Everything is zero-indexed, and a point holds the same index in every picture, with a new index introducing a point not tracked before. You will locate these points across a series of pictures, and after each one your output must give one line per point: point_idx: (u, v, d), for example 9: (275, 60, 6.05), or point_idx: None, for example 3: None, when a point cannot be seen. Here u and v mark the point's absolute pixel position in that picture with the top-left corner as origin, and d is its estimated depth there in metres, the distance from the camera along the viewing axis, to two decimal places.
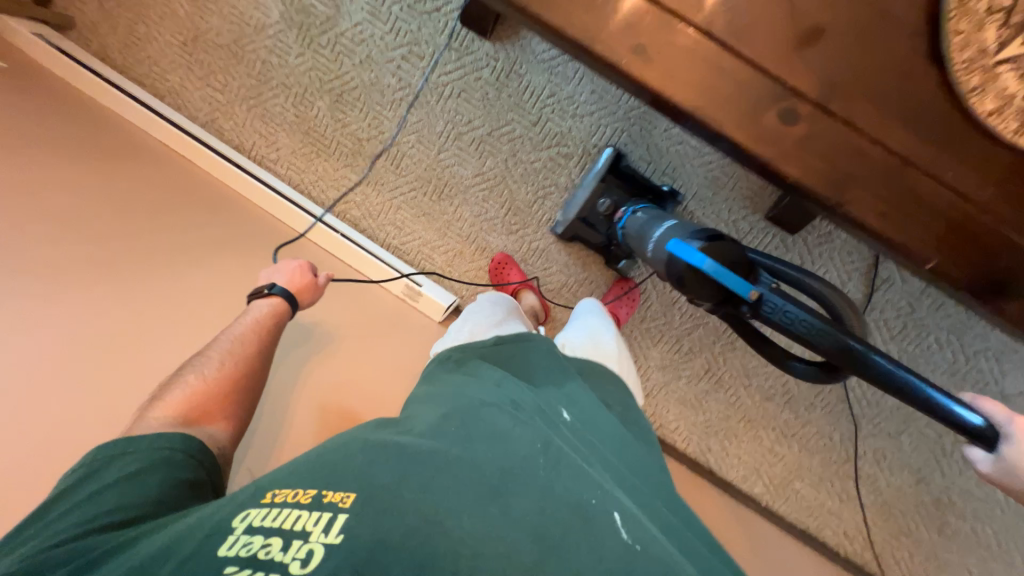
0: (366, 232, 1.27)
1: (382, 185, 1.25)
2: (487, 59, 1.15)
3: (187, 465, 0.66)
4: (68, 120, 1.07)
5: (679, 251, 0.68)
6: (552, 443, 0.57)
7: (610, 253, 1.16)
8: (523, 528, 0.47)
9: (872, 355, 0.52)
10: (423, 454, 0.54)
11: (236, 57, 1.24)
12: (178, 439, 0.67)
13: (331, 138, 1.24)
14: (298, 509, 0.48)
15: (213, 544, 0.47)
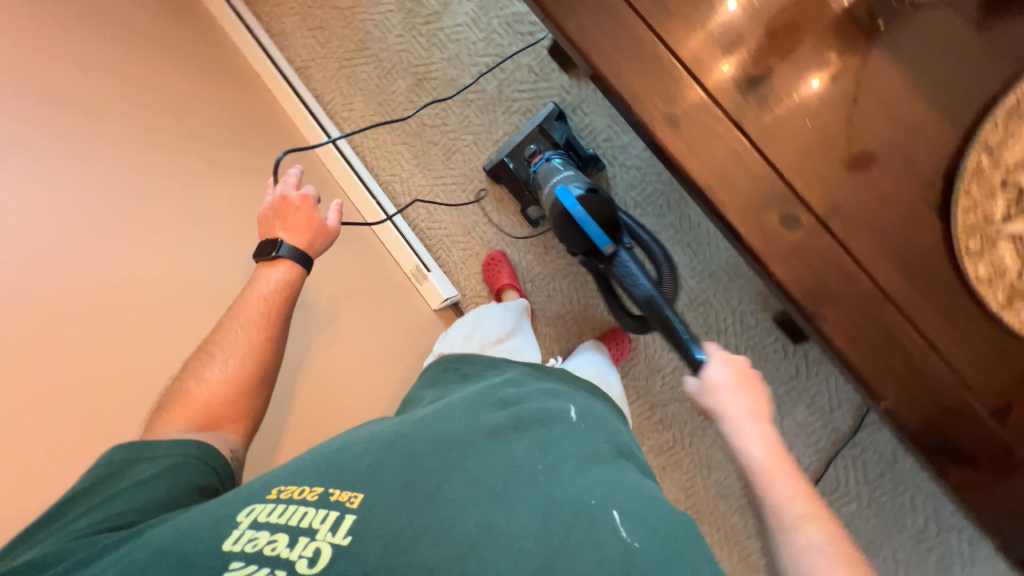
0: (400, 207, 1.35)
1: (430, 170, 1.34)
2: (562, 91, 1.22)
3: (200, 471, 0.62)
4: (187, 32, 1.21)
5: (563, 196, 0.96)
6: (548, 452, 0.63)
7: (524, 198, 1.21)
8: (527, 528, 0.52)
9: (650, 291, 0.85)
10: (422, 462, 0.59)
11: (345, 21, 1.37)
12: (194, 446, 0.63)
13: (400, 115, 1.34)
14: (305, 504, 0.53)
15: (219, 533, 0.50)
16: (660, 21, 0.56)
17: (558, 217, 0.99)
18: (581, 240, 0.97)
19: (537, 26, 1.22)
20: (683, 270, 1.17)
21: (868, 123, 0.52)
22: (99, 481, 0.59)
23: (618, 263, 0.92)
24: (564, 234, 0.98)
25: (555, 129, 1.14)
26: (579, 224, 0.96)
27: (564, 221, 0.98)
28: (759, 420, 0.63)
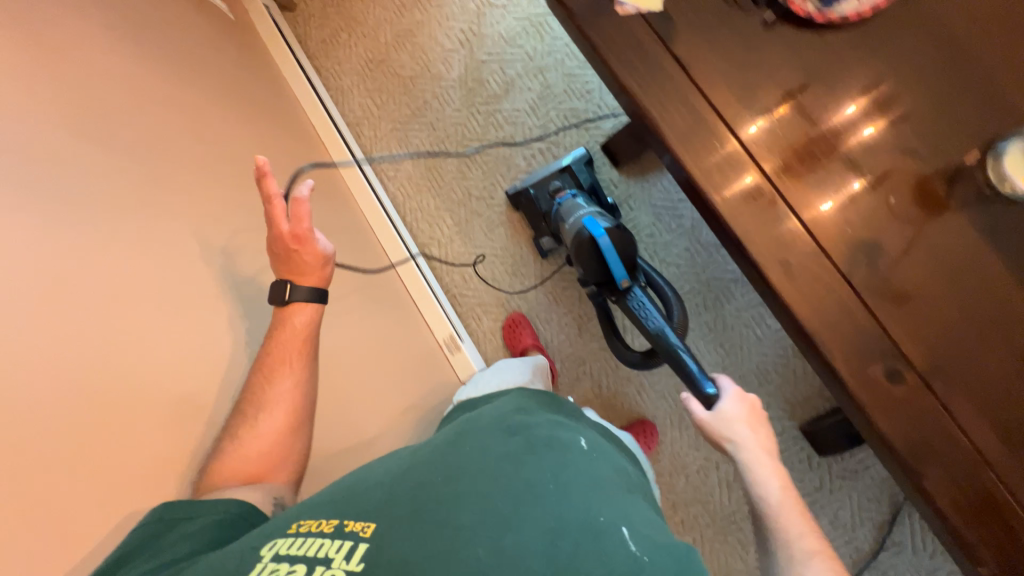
0: (436, 271, 1.35)
1: (470, 238, 1.35)
2: (609, 184, 1.28)
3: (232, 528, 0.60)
4: (255, 81, 1.23)
5: (590, 225, 1.00)
6: (558, 467, 0.59)
7: (539, 229, 1.26)
8: (536, 549, 0.48)
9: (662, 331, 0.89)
10: (432, 485, 0.56)
11: (405, 89, 1.41)
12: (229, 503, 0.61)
13: (447, 182, 1.37)
14: (321, 537, 0.51)
15: (248, 566, 0.50)
16: (776, 172, 0.60)
17: (580, 241, 1.01)
18: (599, 266, 1.00)
19: (592, 121, 1.29)
20: (713, 368, 1.20)
21: (968, 295, 0.56)
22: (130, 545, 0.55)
23: (634, 298, 0.95)
24: (585, 259, 1.01)
25: (580, 172, 1.22)
26: (602, 252, 0.98)
27: (588, 247, 1.00)
28: (771, 456, 0.67)
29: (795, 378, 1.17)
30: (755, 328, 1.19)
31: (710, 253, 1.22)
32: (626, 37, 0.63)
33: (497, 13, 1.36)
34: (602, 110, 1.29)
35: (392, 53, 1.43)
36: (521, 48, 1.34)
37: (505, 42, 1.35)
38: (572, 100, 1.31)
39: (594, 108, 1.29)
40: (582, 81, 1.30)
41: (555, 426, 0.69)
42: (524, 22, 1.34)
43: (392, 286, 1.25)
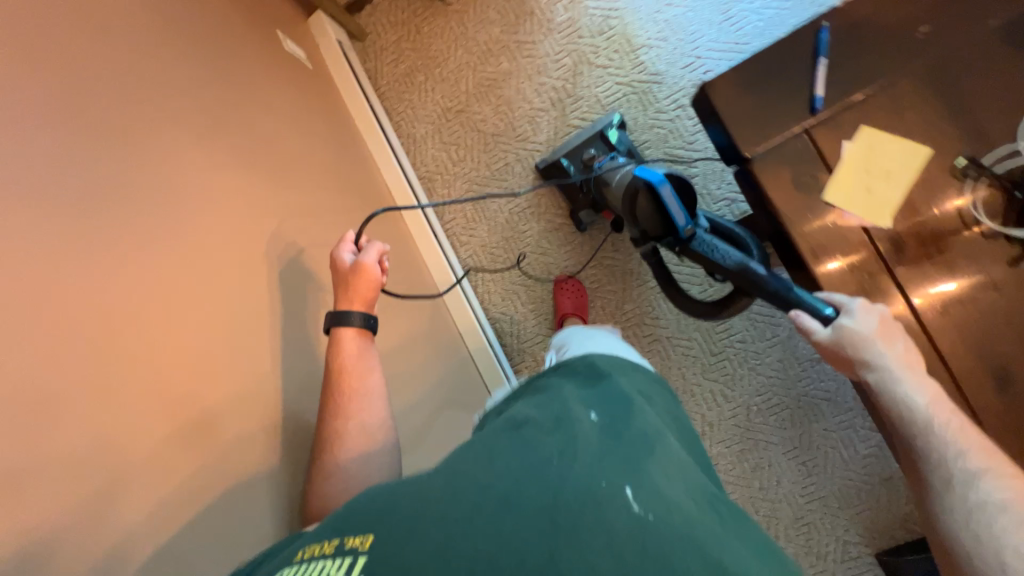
0: (506, 349, 1.28)
1: (543, 317, 1.27)
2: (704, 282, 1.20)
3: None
4: (334, 142, 1.12)
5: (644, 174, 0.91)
6: (567, 432, 0.50)
7: (576, 202, 1.21)
8: (542, 522, 0.41)
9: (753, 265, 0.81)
10: (425, 489, 0.45)
11: (485, 146, 1.29)
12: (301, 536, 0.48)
13: (524, 255, 1.28)
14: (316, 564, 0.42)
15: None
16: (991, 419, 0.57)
17: (634, 191, 0.92)
18: (656, 213, 0.91)
19: None
20: (793, 485, 1.17)
21: None
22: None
23: (700, 241, 0.88)
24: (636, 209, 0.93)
25: (617, 137, 1.14)
26: (659, 199, 0.90)
27: (643, 195, 0.91)
28: (914, 367, 0.56)
29: (878, 506, 1.13)
30: (842, 451, 1.15)
31: (803, 367, 1.16)
32: (830, 241, 0.59)
33: (596, 74, 1.22)
34: (705, 199, 1.18)
35: (473, 104, 1.30)
36: (620, 117, 1.21)
37: (602, 108, 1.22)
38: None
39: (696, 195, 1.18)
40: (685, 164, 1.19)
41: (563, 391, 0.58)
42: (627, 88, 1.21)
43: (464, 371, 1.18)
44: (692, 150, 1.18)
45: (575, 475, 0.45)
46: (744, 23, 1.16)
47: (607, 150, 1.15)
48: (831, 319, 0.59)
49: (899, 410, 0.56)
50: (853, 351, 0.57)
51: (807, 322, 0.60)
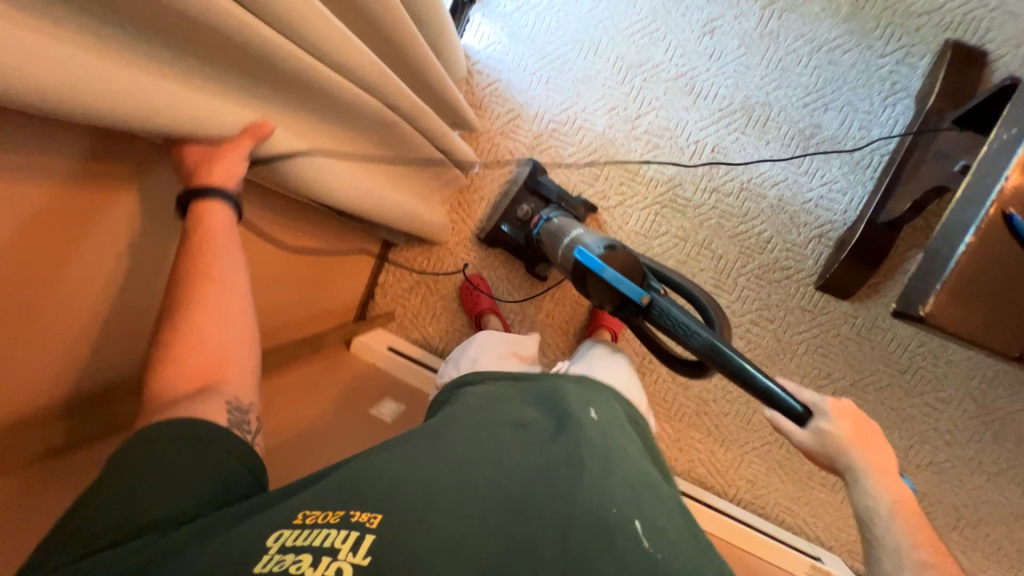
0: (714, 488, 1.23)
1: (731, 442, 1.22)
2: (847, 316, 1.15)
3: (163, 435, 0.50)
4: None
5: (584, 259, 0.90)
6: (573, 455, 0.56)
7: (529, 259, 1.22)
8: (547, 533, 0.46)
9: (720, 343, 0.73)
10: (445, 481, 0.50)
11: (568, 334, 1.28)
12: (229, 405, 0.56)
13: (670, 399, 1.23)
14: (326, 529, 0.43)
15: (245, 562, 0.40)
16: None
17: (581, 278, 0.90)
18: (609, 293, 0.88)
19: (790, 268, 1.15)
20: None
21: None
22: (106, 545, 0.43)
23: (663, 301, 0.82)
24: (592, 293, 0.89)
25: (543, 185, 1.16)
26: (608, 282, 0.87)
27: (589, 280, 0.89)
28: (884, 471, 0.57)
29: None
30: None
31: None
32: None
33: (618, 214, 1.20)
34: (794, 251, 1.15)
35: (535, 308, 1.29)
36: (667, 234, 1.18)
37: (647, 239, 1.19)
38: (759, 257, 1.16)
39: (784, 253, 1.15)
40: (755, 233, 1.16)
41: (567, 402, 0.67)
42: (654, 207, 1.18)
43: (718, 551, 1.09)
44: (750, 219, 1.16)
45: (587, 496, 0.51)
46: (717, 88, 1.14)
47: (540, 201, 1.18)
48: (807, 423, 0.62)
49: (860, 508, 0.56)
50: (816, 450, 0.60)
51: (790, 423, 0.62)
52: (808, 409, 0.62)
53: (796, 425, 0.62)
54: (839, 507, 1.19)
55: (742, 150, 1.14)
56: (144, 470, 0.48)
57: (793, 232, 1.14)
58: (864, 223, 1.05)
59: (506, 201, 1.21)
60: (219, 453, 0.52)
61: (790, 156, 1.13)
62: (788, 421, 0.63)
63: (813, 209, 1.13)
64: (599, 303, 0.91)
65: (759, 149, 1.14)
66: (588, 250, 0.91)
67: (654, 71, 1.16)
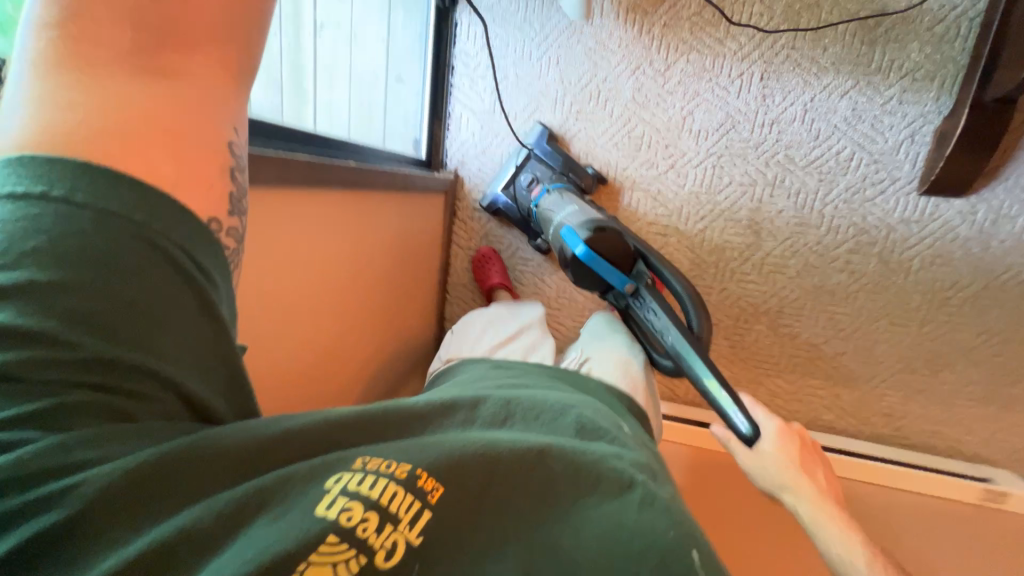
0: (848, 431, 1.15)
1: (857, 379, 1.13)
2: (965, 214, 1.00)
3: (104, 266, 0.37)
4: None
5: (569, 239, 0.93)
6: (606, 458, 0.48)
7: (529, 230, 1.19)
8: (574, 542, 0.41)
9: (692, 350, 0.84)
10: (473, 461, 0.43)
11: None
12: (197, 220, 0.41)
13: (777, 353, 1.16)
14: (389, 483, 0.39)
15: (307, 501, 0.37)
16: None
17: (567, 258, 0.95)
18: (595, 279, 0.95)
19: (882, 181, 1.02)
20: None
21: None
22: (81, 416, 0.36)
23: (647, 293, 0.91)
24: (575, 275, 0.96)
25: (552, 154, 1.11)
26: (595, 268, 0.92)
27: (574, 261, 0.94)
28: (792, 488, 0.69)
29: None
30: None
31: None
32: None
33: (672, 179, 1.10)
34: (884, 161, 1.01)
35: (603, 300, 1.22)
36: (732, 184, 1.08)
37: (711, 195, 1.09)
38: (842, 179, 1.03)
39: (872, 167, 1.02)
40: (833, 153, 1.02)
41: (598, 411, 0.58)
42: (709, 159, 1.08)
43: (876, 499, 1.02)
44: (824, 141, 1.02)
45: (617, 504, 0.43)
46: (750, 5, 1.00)
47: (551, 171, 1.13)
48: (752, 441, 0.75)
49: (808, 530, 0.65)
50: (756, 471, 0.74)
51: (740, 447, 0.76)
52: (754, 430, 0.75)
53: (744, 435, 0.76)
54: (998, 418, 1.08)
55: (796, 65, 1.01)
56: (98, 310, 0.37)
57: (878, 139, 1.00)
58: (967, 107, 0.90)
59: (511, 166, 1.16)
60: (197, 321, 0.41)
61: (855, 56, 0.98)
62: (737, 430, 0.77)
63: (896, 107, 0.98)
64: (580, 282, 0.97)
65: (817, 58, 1.00)
66: (574, 228, 0.93)
67: (674, 11, 1.04)
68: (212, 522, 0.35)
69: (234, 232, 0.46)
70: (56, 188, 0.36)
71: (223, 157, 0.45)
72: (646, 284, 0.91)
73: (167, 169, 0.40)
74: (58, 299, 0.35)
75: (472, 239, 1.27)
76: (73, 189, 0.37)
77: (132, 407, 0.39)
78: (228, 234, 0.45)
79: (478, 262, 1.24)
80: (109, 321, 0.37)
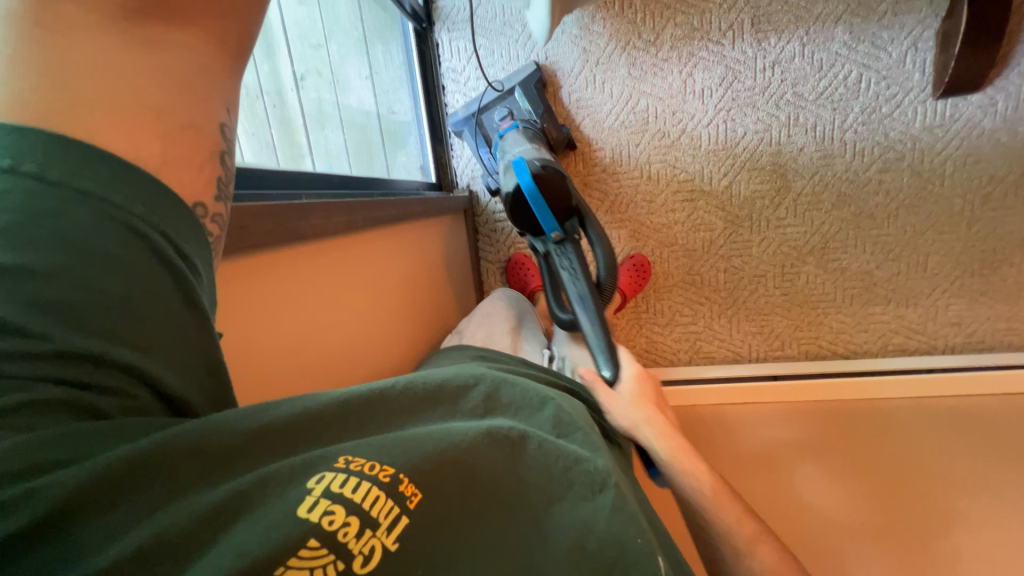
0: (922, 350, 1.13)
1: (917, 296, 1.11)
2: (984, 107, 1.00)
3: (78, 252, 0.32)
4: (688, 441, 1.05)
5: (518, 168, 0.86)
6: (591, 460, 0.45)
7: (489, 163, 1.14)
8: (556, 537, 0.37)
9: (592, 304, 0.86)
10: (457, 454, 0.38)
11: (695, 283, 1.18)
12: (183, 204, 0.38)
13: (830, 289, 1.14)
14: (373, 487, 0.32)
15: (280, 502, 0.30)
16: None
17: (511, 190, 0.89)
18: (529, 220, 0.90)
19: (895, 95, 1.01)
20: None
21: None
22: (58, 409, 0.30)
23: (570, 249, 0.90)
24: (513, 210, 0.90)
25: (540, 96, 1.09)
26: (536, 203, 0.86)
27: (516, 191, 0.88)
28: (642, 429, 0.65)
29: None
30: None
31: None
32: None
33: (686, 143, 1.10)
34: (892, 75, 1.01)
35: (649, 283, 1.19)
36: (747, 134, 1.07)
37: (728, 150, 1.09)
38: (856, 102, 1.03)
39: (882, 84, 1.01)
40: (840, 80, 1.02)
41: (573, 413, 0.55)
42: (719, 115, 1.07)
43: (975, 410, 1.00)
44: (828, 70, 1.02)
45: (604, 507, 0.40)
46: None
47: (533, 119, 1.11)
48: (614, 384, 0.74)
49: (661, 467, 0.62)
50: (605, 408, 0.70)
51: (603, 388, 0.71)
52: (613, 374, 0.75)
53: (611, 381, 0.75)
54: None
55: (784, 4, 1.01)
56: (79, 301, 0.31)
57: (882, 55, 1.00)
58: (965, 3, 0.90)
59: (493, 94, 1.13)
60: (180, 312, 0.37)
61: None
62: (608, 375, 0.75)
63: (892, 21, 0.98)
64: (512, 216, 0.92)
65: None
66: (528, 161, 0.86)
67: None
68: (189, 534, 0.27)
69: (218, 219, 0.42)
70: (26, 163, 0.32)
71: (209, 143, 0.42)
72: (573, 238, 0.89)
73: (152, 148, 0.37)
74: (22, 289, 0.30)
75: (499, 250, 1.25)
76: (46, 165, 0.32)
77: (106, 402, 0.32)
78: (213, 220, 0.42)
79: (511, 271, 1.22)
80: (85, 307, 0.32)
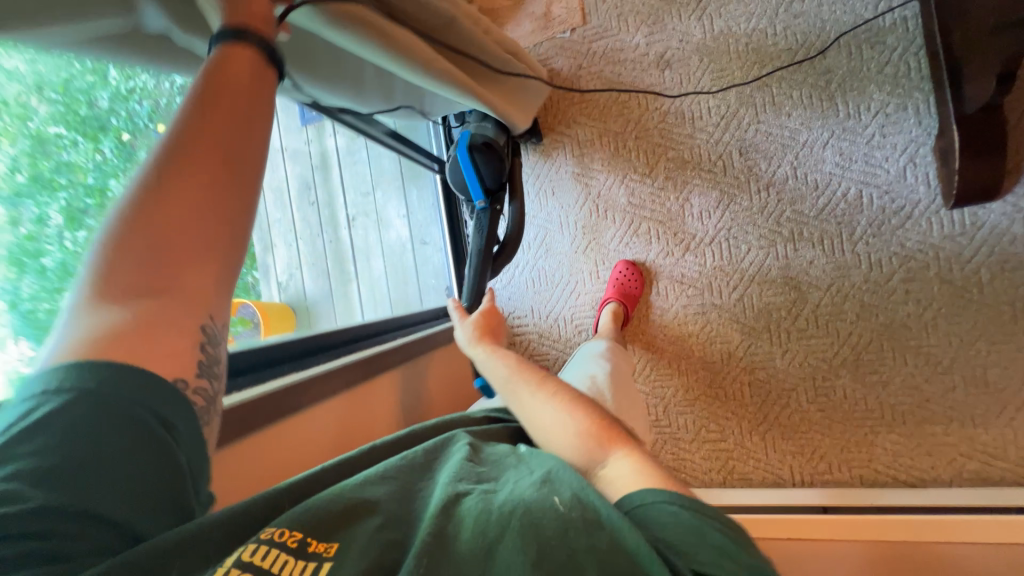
0: (1009, 480, 0.96)
1: (986, 417, 0.98)
2: (1010, 214, 0.95)
3: (79, 437, 0.37)
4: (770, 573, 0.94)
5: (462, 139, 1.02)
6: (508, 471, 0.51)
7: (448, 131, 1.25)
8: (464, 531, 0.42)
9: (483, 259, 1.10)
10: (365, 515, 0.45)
11: (719, 396, 1.14)
12: (170, 386, 0.42)
13: (875, 405, 1.04)
14: (281, 552, 0.39)
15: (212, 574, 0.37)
16: None
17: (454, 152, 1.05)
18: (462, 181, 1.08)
19: (902, 208, 1.01)
20: None
21: None
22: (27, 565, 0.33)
23: (488, 216, 1.09)
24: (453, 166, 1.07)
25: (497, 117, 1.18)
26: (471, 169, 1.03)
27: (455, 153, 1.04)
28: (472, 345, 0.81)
29: None
30: None
31: None
32: None
33: (691, 259, 1.14)
34: (897, 188, 1.01)
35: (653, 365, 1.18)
36: (751, 250, 1.10)
37: (734, 264, 1.11)
38: (861, 217, 1.03)
39: (885, 197, 1.02)
40: (840, 196, 1.04)
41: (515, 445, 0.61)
42: (720, 234, 1.12)
43: None
44: (825, 188, 1.05)
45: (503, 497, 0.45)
46: (706, 102, 1.13)
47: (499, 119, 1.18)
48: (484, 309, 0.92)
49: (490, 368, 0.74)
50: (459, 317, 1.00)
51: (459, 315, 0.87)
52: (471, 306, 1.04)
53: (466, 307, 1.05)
54: None
55: (769, 135, 1.09)
56: (67, 473, 0.36)
57: (878, 171, 1.02)
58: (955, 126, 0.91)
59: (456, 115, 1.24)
60: (157, 467, 0.40)
61: (821, 111, 1.05)
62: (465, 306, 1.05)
63: (884, 141, 1.02)
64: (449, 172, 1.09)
65: (786, 124, 1.07)
66: (470, 134, 1.01)
67: (641, 125, 1.17)
68: None
69: (203, 389, 0.45)
70: (65, 381, 0.39)
71: None
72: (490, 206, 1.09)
73: (149, 344, 0.42)
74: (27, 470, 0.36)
75: None
76: (76, 376, 0.39)
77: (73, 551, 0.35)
78: (196, 391, 0.45)
79: None
80: (73, 475, 0.37)
